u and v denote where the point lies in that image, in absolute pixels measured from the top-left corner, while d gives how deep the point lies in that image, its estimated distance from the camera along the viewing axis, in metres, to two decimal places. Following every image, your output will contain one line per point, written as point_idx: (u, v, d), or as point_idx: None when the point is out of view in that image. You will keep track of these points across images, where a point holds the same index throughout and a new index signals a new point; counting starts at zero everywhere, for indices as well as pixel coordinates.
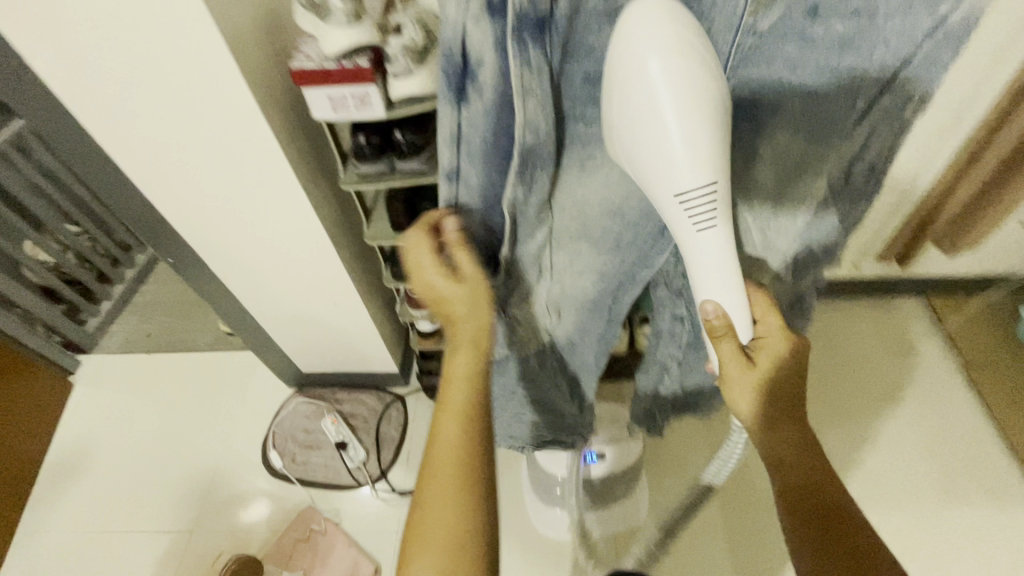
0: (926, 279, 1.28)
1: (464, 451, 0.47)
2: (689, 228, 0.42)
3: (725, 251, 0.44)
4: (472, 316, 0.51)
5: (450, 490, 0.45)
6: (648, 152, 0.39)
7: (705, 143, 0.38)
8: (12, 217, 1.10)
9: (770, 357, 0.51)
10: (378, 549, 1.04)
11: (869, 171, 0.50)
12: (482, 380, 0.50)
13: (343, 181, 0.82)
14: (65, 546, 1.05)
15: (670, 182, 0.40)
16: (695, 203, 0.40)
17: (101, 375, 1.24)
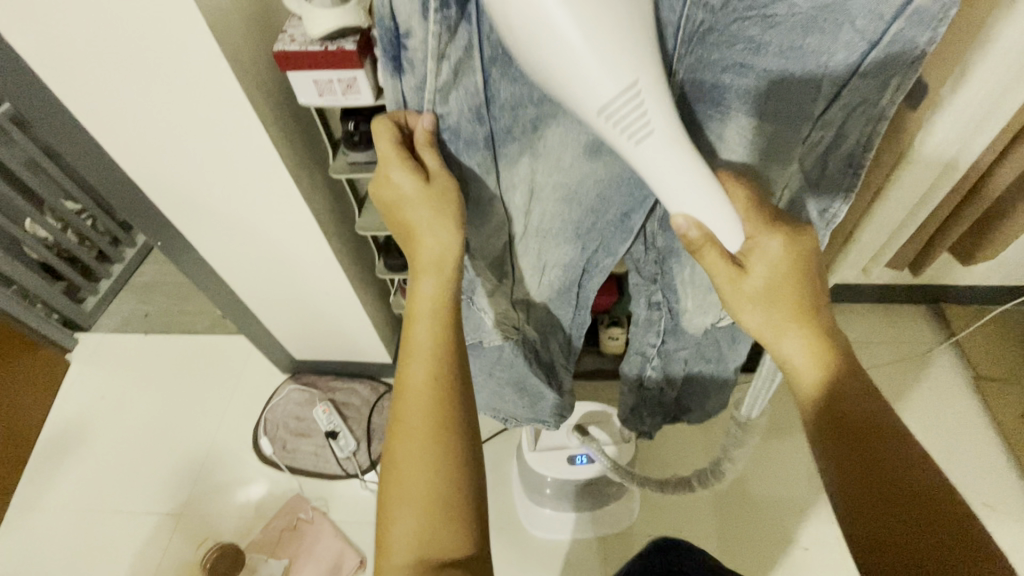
0: (948, 285, 1.20)
1: (437, 397, 0.42)
2: (626, 141, 0.35)
3: (678, 152, 0.36)
4: (435, 237, 0.45)
5: (422, 436, 0.41)
6: (558, 66, 0.31)
7: (621, 56, 0.31)
8: (16, 198, 1.20)
9: (771, 265, 0.42)
10: (365, 541, 1.03)
11: (847, 165, 0.43)
12: (450, 314, 0.45)
13: (332, 171, 0.76)
14: (65, 521, 1.09)
15: (584, 101, 0.32)
16: (621, 112, 0.33)
17: (99, 354, 1.33)
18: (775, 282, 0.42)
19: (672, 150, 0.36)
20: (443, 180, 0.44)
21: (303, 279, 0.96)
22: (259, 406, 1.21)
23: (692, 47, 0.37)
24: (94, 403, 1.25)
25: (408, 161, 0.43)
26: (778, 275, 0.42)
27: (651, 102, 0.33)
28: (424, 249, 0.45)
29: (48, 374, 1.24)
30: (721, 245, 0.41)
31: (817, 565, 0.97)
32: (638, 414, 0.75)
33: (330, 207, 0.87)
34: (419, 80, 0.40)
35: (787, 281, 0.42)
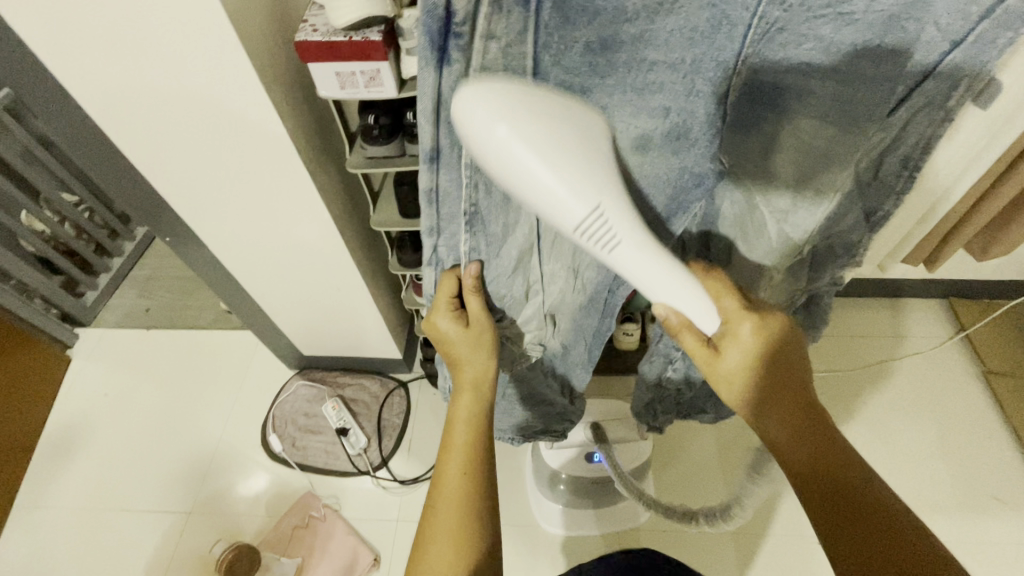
0: (957, 279, 1.20)
1: (467, 495, 0.44)
2: (598, 250, 0.33)
3: (654, 263, 0.35)
4: (478, 359, 0.51)
5: (450, 523, 0.43)
6: (533, 199, 0.30)
7: (585, 179, 0.30)
8: (11, 188, 1.17)
9: (744, 350, 0.41)
10: (378, 538, 1.02)
11: (902, 167, 0.41)
12: (484, 423, 0.49)
13: (349, 165, 0.74)
14: (69, 521, 1.07)
15: (560, 220, 0.31)
16: (593, 230, 0.32)
17: (101, 349, 1.31)
18: (751, 369, 0.42)
19: (656, 263, 0.35)
20: (484, 322, 0.52)
21: (314, 274, 0.94)
22: (267, 403, 1.19)
23: (758, 49, 0.34)
24: (98, 400, 1.22)
25: (456, 311, 0.51)
26: (750, 359, 0.41)
27: (615, 215, 0.32)
28: (465, 370, 0.52)
29: (50, 370, 1.22)
30: (694, 331, 0.41)
31: (832, 560, 0.97)
32: (652, 409, 0.71)
33: (343, 201, 0.85)
34: (468, 66, 0.33)
35: (765, 367, 0.41)
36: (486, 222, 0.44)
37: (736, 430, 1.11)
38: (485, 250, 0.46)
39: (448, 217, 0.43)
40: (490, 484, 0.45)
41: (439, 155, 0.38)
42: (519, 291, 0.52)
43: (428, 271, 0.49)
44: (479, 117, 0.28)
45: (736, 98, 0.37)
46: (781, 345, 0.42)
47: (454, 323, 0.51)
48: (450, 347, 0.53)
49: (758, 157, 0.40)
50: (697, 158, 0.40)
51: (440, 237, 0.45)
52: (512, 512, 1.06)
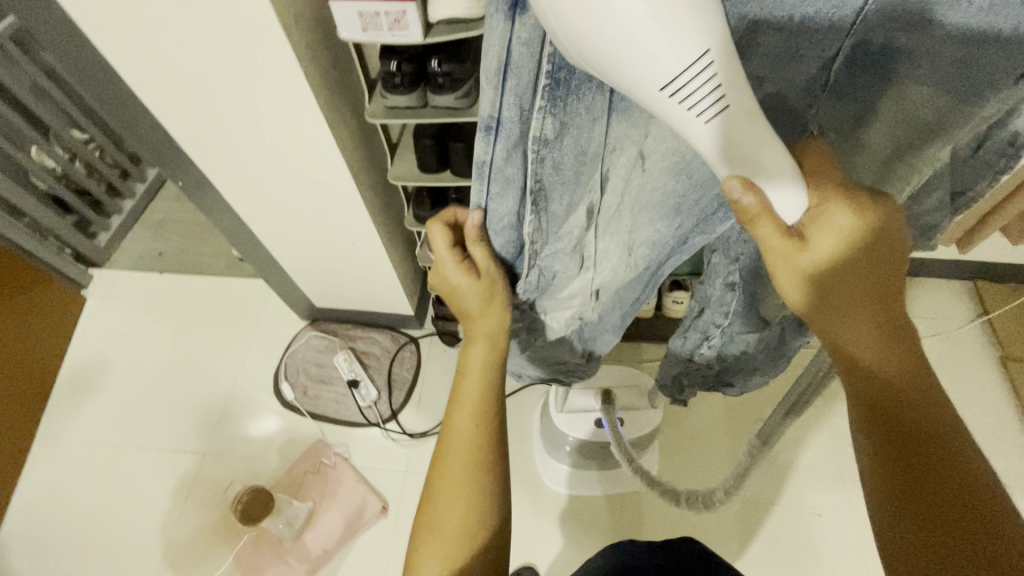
0: (985, 262, 1.16)
1: (477, 448, 0.47)
2: (687, 116, 0.29)
3: (748, 127, 0.31)
4: (488, 314, 0.50)
5: (460, 476, 0.46)
6: (616, 54, 0.26)
7: (690, 21, 0.26)
8: (20, 122, 1.14)
9: (836, 241, 0.35)
10: (385, 486, 1.05)
11: (1008, 145, 0.36)
12: (495, 374, 0.51)
13: (367, 114, 0.70)
14: (87, 453, 1.11)
15: (643, 79, 0.27)
16: (692, 86, 0.28)
17: (114, 290, 1.32)
18: (840, 253, 0.36)
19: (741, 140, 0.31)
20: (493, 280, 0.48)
21: (327, 227, 0.92)
22: (279, 351, 1.20)
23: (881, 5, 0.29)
24: (113, 342, 1.24)
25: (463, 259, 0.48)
26: (839, 252, 0.36)
27: (722, 65, 0.28)
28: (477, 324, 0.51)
29: (64, 311, 1.23)
30: (775, 218, 0.34)
31: (830, 530, 0.99)
32: (677, 382, 0.70)
33: (360, 152, 0.82)
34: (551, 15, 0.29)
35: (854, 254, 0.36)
36: (549, 200, 0.40)
37: (745, 398, 1.11)
38: (545, 230, 0.44)
39: (507, 198, 0.40)
40: (497, 441, 0.49)
41: (498, 126, 0.35)
42: (571, 265, 0.48)
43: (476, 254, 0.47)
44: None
45: (841, 63, 0.33)
46: (872, 229, 0.36)
47: (464, 274, 0.48)
48: (461, 300, 0.50)
49: (849, 128, 0.37)
50: (788, 131, 0.37)
51: (491, 219, 0.43)
52: (518, 468, 1.09)
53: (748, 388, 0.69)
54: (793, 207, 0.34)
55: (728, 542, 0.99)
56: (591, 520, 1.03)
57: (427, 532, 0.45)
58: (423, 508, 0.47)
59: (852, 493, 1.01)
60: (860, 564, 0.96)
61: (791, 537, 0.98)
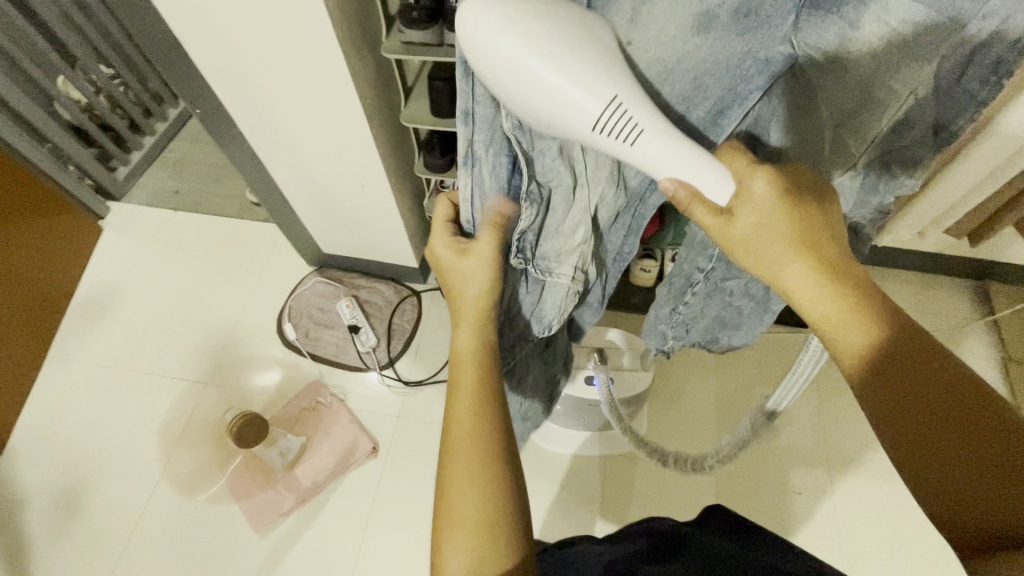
0: (996, 262, 1.15)
1: (484, 437, 0.41)
2: (620, 145, 0.35)
3: (677, 151, 0.36)
4: (474, 288, 0.48)
5: (471, 472, 0.40)
6: (543, 109, 0.33)
7: (596, 74, 0.32)
8: (47, 49, 1.16)
9: (758, 208, 0.38)
10: (378, 431, 1.07)
11: (992, 73, 0.32)
12: (486, 359, 0.46)
13: (384, 49, 0.71)
14: (94, 375, 1.15)
15: (573, 120, 0.33)
16: (612, 123, 0.33)
17: (129, 224, 1.35)
18: (769, 229, 0.38)
19: (678, 152, 0.36)
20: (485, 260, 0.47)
21: (334, 169, 0.92)
22: (284, 295, 1.23)
23: None
24: (126, 272, 1.27)
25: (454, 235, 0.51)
26: (770, 220, 0.38)
27: (633, 103, 0.33)
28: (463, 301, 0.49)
29: (81, 238, 1.26)
30: (705, 201, 0.38)
31: (811, 511, 1.00)
32: (664, 337, 0.69)
33: (377, 94, 0.81)
34: None
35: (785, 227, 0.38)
36: None
37: (738, 385, 1.10)
38: (530, 127, 0.40)
39: (484, 92, 0.38)
40: (504, 429, 0.43)
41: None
42: (569, 175, 0.43)
43: (462, 174, 0.44)
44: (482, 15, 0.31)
45: None
46: (807, 221, 0.38)
47: (451, 248, 0.50)
48: (445, 273, 0.51)
49: (824, 46, 0.36)
50: (765, 41, 0.37)
51: (475, 127, 0.40)
52: None
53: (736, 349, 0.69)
54: (722, 188, 0.37)
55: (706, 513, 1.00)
56: (574, 479, 1.05)
57: (448, 529, 0.39)
58: (440, 519, 0.40)
59: (837, 478, 1.01)
60: (837, 545, 0.96)
61: (770, 514, 1.00)
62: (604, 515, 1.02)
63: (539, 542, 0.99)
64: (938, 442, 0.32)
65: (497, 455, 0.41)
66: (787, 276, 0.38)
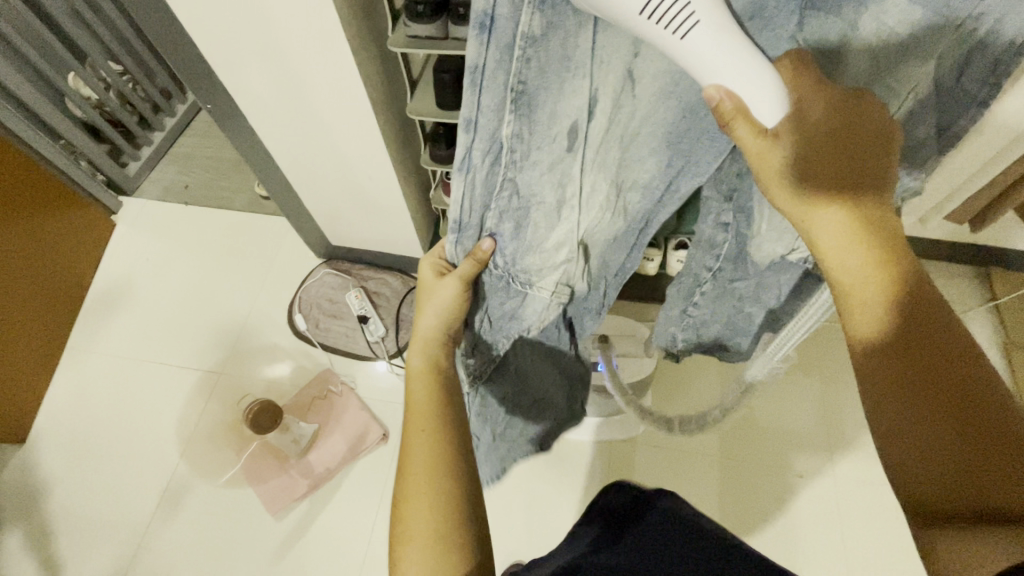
0: (998, 247, 1.15)
1: (435, 459, 0.46)
2: (669, 37, 0.31)
3: (729, 46, 0.32)
4: (431, 317, 0.54)
5: (422, 491, 0.45)
6: None
7: None
8: (56, 44, 1.17)
9: (802, 133, 0.36)
10: (388, 418, 1.10)
11: (989, 73, 0.34)
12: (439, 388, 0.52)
13: (390, 44, 0.72)
14: (111, 366, 1.18)
15: (623, 2, 0.29)
16: (666, 5, 0.30)
17: (141, 218, 1.37)
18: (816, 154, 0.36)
19: (726, 58, 0.32)
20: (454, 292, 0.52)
21: (342, 162, 0.94)
22: (293, 286, 1.25)
23: None
24: (139, 266, 1.30)
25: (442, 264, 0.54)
26: (815, 149, 0.36)
27: None
28: (427, 327, 0.54)
29: (96, 232, 1.29)
30: (750, 117, 0.35)
31: (812, 493, 1.02)
32: (671, 333, 0.70)
33: (383, 88, 0.82)
34: None
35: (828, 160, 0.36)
36: (535, 108, 0.38)
37: (741, 373, 1.12)
38: (529, 142, 0.40)
39: (488, 110, 0.37)
40: (455, 451, 0.48)
41: (492, 23, 0.32)
42: (557, 193, 0.45)
43: (457, 178, 0.41)
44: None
45: None
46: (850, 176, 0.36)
47: (433, 271, 0.54)
48: (421, 297, 0.55)
49: (831, 48, 0.36)
50: (770, 40, 0.36)
51: (476, 135, 0.38)
52: None
53: (748, 345, 0.70)
54: (774, 106, 0.34)
55: (708, 494, 1.03)
56: (579, 464, 1.07)
57: (401, 544, 0.44)
58: (396, 536, 0.45)
59: (837, 461, 1.03)
60: (838, 525, 0.98)
61: (772, 496, 1.01)
62: None
63: (545, 525, 1.02)
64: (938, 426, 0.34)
65: (448, 474, 0.46)
66: (820, 220, 0.37)
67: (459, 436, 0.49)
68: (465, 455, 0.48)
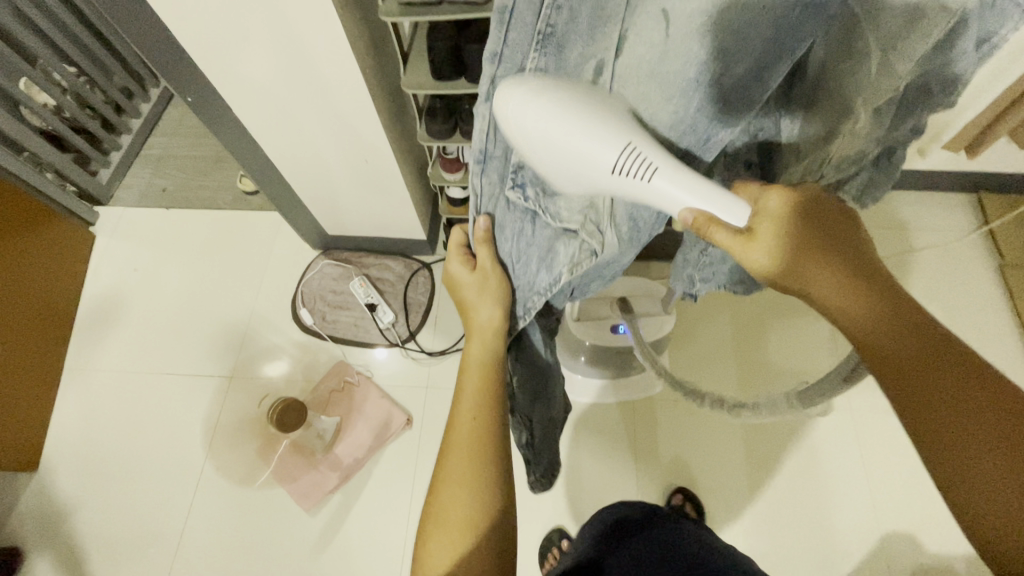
0: (990, 171, 1.17)
1: (480, 439, 0.48)
2: (636, 184, 0.36)
3: (694, 186, 0.35)
4: (488, 308, 0.52)
5: (462, 469, 0.47)
6: (565, 159, 0.35)
7: (607, 130, 0.35)
8: (5, 49, 1.09)
9: (775, 223, 0.37)
10: (409, 402, 1.09)
11: None
12: (495, 368, 0.52)
13: (383, 13, 0.68)
14: (115, 382, 1.15)
15: (596, 169, 0.35)
16: (626, 167, 0.35)
17: (122, 227, 1.31)
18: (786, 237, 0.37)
19: (684, 193, 0.35)
20: (491, 270, 0.51)
21: (336, 146, 0.90)
22: (293, 281, 1.22)
23: None
24: (128, 276, 1.25)
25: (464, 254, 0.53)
26: (786, 231, 0.37)
27: (646, 148, 0.35)
28: (476, 316, 0.53)
29: (76, 246, 1.23)
30: (725, 224, 0.37)
31: (831, 429, 1.05)
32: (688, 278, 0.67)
33: (374, 63, 0.78)
34: None
35: (800, 230, 0.37)
36: (565, 45, 0.36)
37: (752, 321, 1.13)
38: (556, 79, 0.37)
39: (516, 42, 0.35)
40: (499, 435, 0.48)
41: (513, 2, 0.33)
42: None
43: (481, 109, 0.39)
44: (517, 104, 0.35)
45: None
46: (813, 219, 0.38)
47: (463, 266, 0.53)
48: (459, 292, 0.53)
49: None
50: None
51: (501, 67, 0.36)
52: None
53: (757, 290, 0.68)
54: (740, 212, 0.36)
55: (733, 441, 1.05)
56: (604, 427, 1.08)
57: (433, 523, 0.46)
58: (429, 509, 0.47)
59: (853, 396, 1.06)
60: (859, 455, 1.02)
61: (794, 437, 1.04)
62: (635, 458, 1.05)
63: (576, 489, 1.03)
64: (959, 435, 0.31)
65: (492, 455, 0.47)
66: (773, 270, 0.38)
67: (504, 422, 0.49)
68: (507, 440, 0.49)
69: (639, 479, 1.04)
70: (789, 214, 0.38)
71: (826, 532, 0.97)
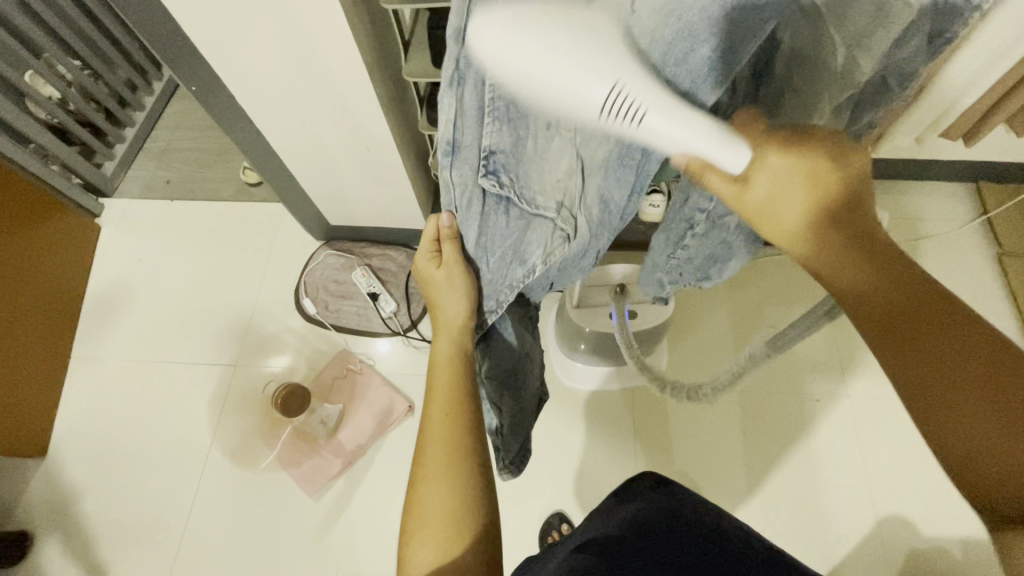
0: (988, 161, 1.18)
1: (453, 435, 0.50)
2: (627, 126, 0.32)
3: (685, 130, 0.33)
4: (454, 304, 0.55)
5: (438, 468, 0.49)
6: (549, 95, 0.31)
7: (601, 57, 0.30)
8: (10, 40, 1.10)
9: (775, 173, 0.39)
10: (410, 390, 1.11)
11: None
12: (462, 365, 0.56)
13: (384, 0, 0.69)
14: (122, 371, 1.16)
15: (581, 109, 0.31)
16: (614, 110, 0.31)
17: (127, 219, 1.33)
18: (783, 186, 0.39)
19: (682, 137, 0.34)
20: (456, 267, 0.53)
21: (339, 134, 0.91)
22: (296, 271, 1.23)
23: None
24: (133, 267, 1.26)
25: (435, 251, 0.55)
26: (784, 183, 0.39)
27: (636, 83, 0.31)
28: (444, 314, 0.56)
29: (82, 238, 1.24)
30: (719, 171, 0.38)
31: (828, 416, 1.06)
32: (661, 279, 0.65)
33: (376, 51, 0.79)
34: None
35: (798, 178, 0.39)
36: None
37: (750, 310, 1.14)
38: None
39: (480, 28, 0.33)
40: (470, 430, 0.51)
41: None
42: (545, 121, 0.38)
43: (446, 96, 0.37)
44: (493, 39, 0.30)
45: None
46: (813, 168, 0.38)
47: (432, 262, 0.56)
48: (430, 287, 0.57)
49: None
50: None
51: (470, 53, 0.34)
52: None
53: None
54: (738, 164, 0.37)
55: (731, 428, 1.06)
56: (603, 414, 1.09)
57: (415, 526, 0.47)
58: (410, 511, 0.48)
59: (848, 382, 1.08)
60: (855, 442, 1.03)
61: (791, 422, 1.05)
62: (633, 445, 1.06)
63: (575, 475, 1.04)
64: (952, 381, 0.33)
65: (465, 450, 0.50)
66: (784, 214, 0.40)
67: (475, 415, 0.53)
68: (479, 433, 0.52)
69: (638, 465, 1.05)
70: (795, 162, 0.38)
71: (822, 518, 0.98)
